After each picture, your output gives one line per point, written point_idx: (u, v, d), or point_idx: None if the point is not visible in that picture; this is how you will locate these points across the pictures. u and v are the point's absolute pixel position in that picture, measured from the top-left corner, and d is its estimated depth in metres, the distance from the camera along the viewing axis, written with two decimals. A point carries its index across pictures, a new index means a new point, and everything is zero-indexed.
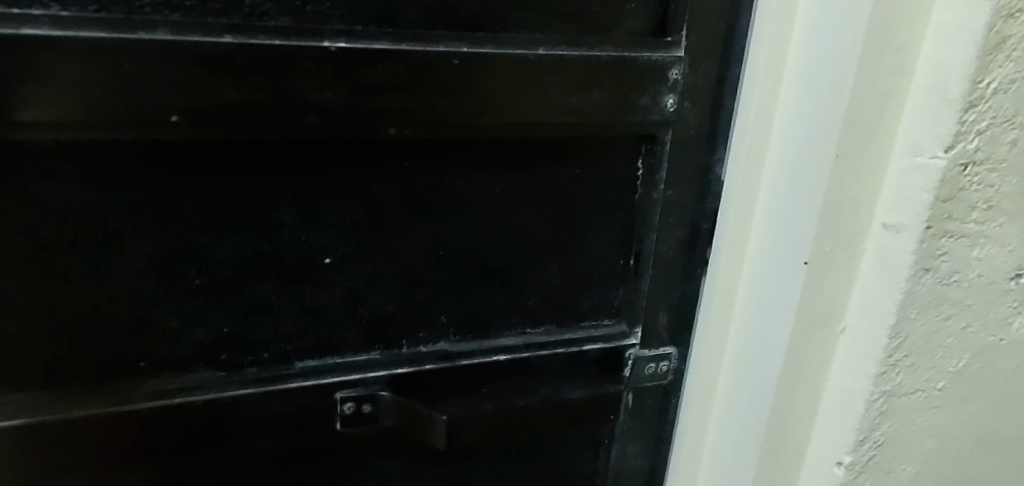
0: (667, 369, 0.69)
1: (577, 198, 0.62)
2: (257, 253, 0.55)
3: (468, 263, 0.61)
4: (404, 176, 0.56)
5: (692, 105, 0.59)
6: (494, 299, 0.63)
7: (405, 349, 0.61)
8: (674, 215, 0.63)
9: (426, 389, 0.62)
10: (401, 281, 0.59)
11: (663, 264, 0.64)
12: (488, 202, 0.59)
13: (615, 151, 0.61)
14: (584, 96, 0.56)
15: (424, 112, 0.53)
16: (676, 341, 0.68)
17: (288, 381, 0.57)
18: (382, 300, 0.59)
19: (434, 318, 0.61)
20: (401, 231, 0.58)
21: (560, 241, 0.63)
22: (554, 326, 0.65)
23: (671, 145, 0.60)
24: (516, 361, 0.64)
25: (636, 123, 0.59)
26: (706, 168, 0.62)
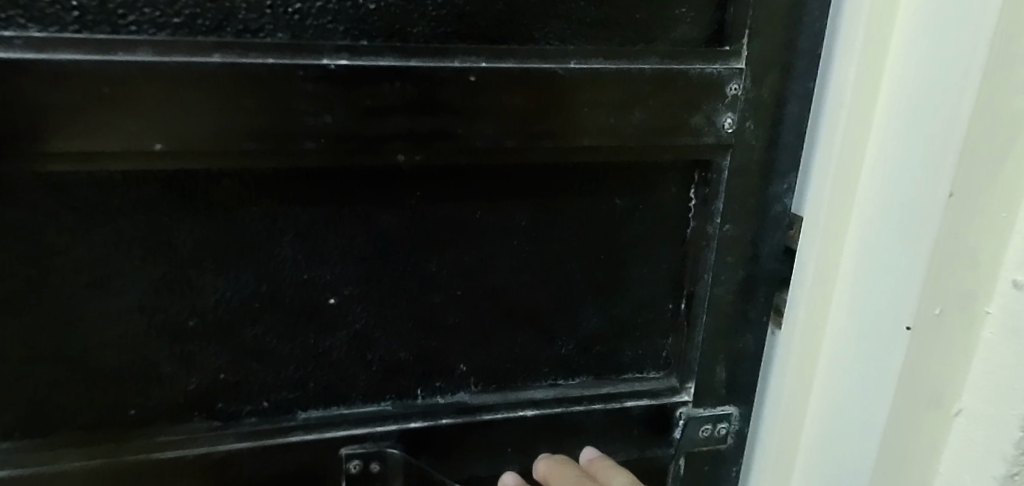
0: (726, 432, 0.59)
1: (621, 233, 0.54)
2: (256, 292, 0.49)
3: (492, 306, 0.54)
4: (419, 209, 0.49)
5: (755, 125, 0.51)
6: (522, 345, 0.55)
7: (420, 399, 0.54)
8: (735, 253, 0.54)
9: (444, 446, 0.55)
10: (415, 325, 0.53)
11: (721, 310, 0.55)
12: (515, 235, 0.52)
13: (660, 178, 0.53)
14: (624, 116, 0.48)
15: (436, 138, 0.46)
16: (737, 399, 0.58)
17: (288, 434, 0.52)
18: (394, 346, 0.53)
19: (454, 365, 0.55)
20: (415, 269, 0.51)
21: (599, 282, 0.55)
22: (591, 377, 0.57)
23: (728, 173, 0.52)
24: (546, 416, 0.56)
25: (687, 147, 0.50)
26: (773, 199, 0.53)
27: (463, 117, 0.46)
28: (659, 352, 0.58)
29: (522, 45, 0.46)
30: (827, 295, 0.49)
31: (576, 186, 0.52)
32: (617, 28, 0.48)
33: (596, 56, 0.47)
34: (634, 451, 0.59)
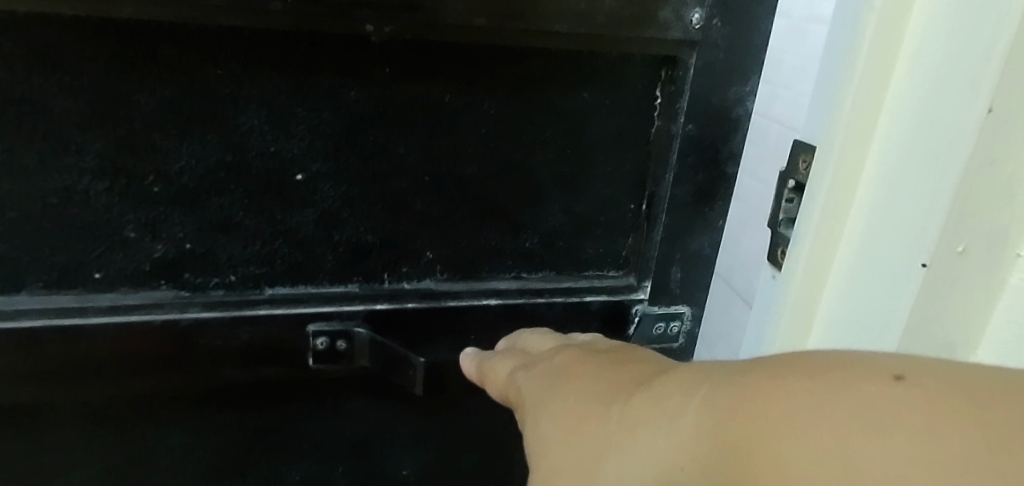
0: (678, 331, 0.62)
1: (588, 128, 0.55)
2: (221, 162, 0.49)
3: (459, 194, 0.54)
4: (390, 86, 0.50)
5: (721, 23, 0.52)
6: (488, 236, 0.56)
7: (386, 284, 0.56)
8: (694, 154, 0.56)
9: (409, 329, 0.57)
10: (383, 208, 0.53)
11: (677, 209, 0.57)
12: (484, 123, 0.53)
13: (628, 72, 0.53)
14: (593, 3, 0.49)
15: (407, 10, 0.47)
16: (689, 299, 0.61)
17: (255, 307, 0.53)
18: (362, 228, 0.54)
19: (420, 252, 0.55)
20: (384, 150, 0.52)
21: (565, 176, 0.56)
22: (554, 272, 0.59)
23: (694, 71, 0.53)
24: (509, 306, 0.58)
25: (655, 40, 0.52)
26: (735, 101, 0.55)
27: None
28: (621, 253, 0.59)
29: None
30: (827, 254, 0.42)
31: (546, 74, 0.52)
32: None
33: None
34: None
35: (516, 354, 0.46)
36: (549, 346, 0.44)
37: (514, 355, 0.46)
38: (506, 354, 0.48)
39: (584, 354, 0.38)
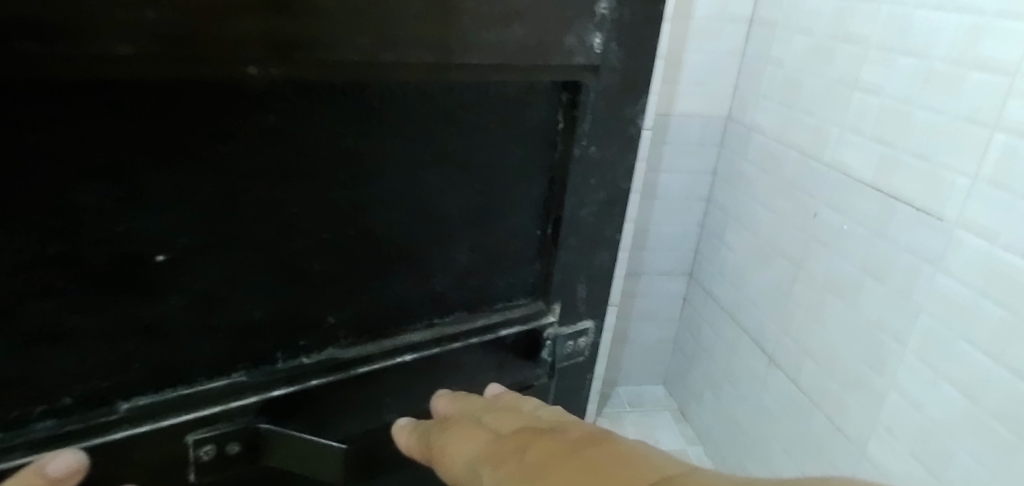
0: (585, 344, 0.63)
1: (494, 159, 0.51)
2: (42, 256, 0.37)
3: (361, 245, 0.48)
4: (270, 134, 0.41)
5: (618, 46, 0.50)
6: (397, 286, 0.51)
7: (281, 363, 0.47)
8: (596, 176, 0.54)
9: (316, 409, 0.49)
10: (274, 277, 0.45)
11: (582, 231, 0.56)
12: (387, 165, 0.46)
13: (527, 99, 0.50)
14: (503, 30, 0.44)
15: (286, 34, 0.38)
16: (593, 312, 0.62)
17: (110, 431, 0.41)
18: (248, 303, 0.45)
19: (320, 319, 0.48)
20: (271, 211, 0.43)
21: (473, 213, 0.52)
22: (465, 311, 0.55)
23: (595, 94, 0.51)
24: (425, 359, 0.53)
25: (559, 66, 0.48)
26: (631, 119, 0.54)
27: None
28: (527, 282, 0.57)
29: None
30: None
31: (449, 110, 0.47)
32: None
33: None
34: (505, 380, 0.59)
35: (469, 430, 0.41)
36: (515, 427, 0.39)
37: (468, 433, 0.41)
38: (460, 429, 0.42)
39: (564, 444, 0.32)
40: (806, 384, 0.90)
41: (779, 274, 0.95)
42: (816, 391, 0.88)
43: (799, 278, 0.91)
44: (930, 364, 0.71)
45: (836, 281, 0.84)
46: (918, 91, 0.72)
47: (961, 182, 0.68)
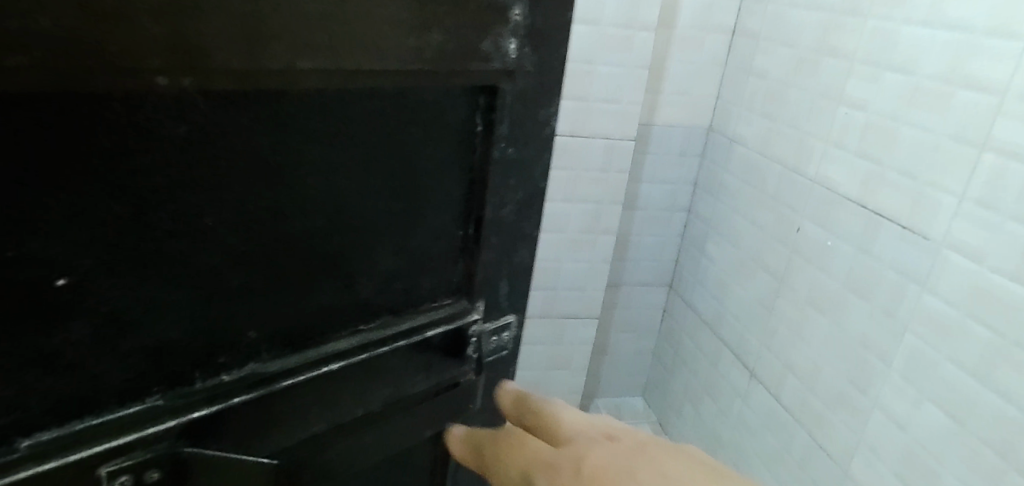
0: (508, 339, 0.67)
1: (415, 161, 0.52)
2: None
3: (283, 257, 0.48)
4: (182, 145, 0.41)
5: (533, 51, 0.53)
6: (323, 295, 0.52)
7: (200, 384, 0.47)
8: (514, 177, 0.57)
9: (239, 429, 0.49)
10: (190, 294, 0.45)
11: (502, 230, 0.59)
12: (312, 176, 0.47)
13: (447, 106, 0.52)
14: (423, 36, 0.46)
15: (215, 42, 0.38)
16: (515, 308, 0.66)
17: (14, 472, 0.40)
18: (168, 323, 0.45)
19: (241, 334, 0.49)
20: (188, 227, 0.43)
21: (396, 218, 0.53)
22: (391, 314, 0.57)
23: (512, 97, 0.53)
24: (353, 366, 0.54)
25: (478, 71, 0.50)
26: (546, 121, 0.57)
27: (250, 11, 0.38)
28: (449, 284, 0.60)
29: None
30: None
31: (372, 124, 0.49)
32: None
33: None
34: (433, 379, 0.61)
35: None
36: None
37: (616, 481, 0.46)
38: (597, 470, 0.47)
39: None
40: (863, 344, 1.18)
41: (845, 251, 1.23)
42: (874, 348, 1.16)
43: (864, 257, 1.19)
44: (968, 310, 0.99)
45: (899, 248, 1.11)
46: (949, 81, 1.03)
47: (980, 156, 0.98)
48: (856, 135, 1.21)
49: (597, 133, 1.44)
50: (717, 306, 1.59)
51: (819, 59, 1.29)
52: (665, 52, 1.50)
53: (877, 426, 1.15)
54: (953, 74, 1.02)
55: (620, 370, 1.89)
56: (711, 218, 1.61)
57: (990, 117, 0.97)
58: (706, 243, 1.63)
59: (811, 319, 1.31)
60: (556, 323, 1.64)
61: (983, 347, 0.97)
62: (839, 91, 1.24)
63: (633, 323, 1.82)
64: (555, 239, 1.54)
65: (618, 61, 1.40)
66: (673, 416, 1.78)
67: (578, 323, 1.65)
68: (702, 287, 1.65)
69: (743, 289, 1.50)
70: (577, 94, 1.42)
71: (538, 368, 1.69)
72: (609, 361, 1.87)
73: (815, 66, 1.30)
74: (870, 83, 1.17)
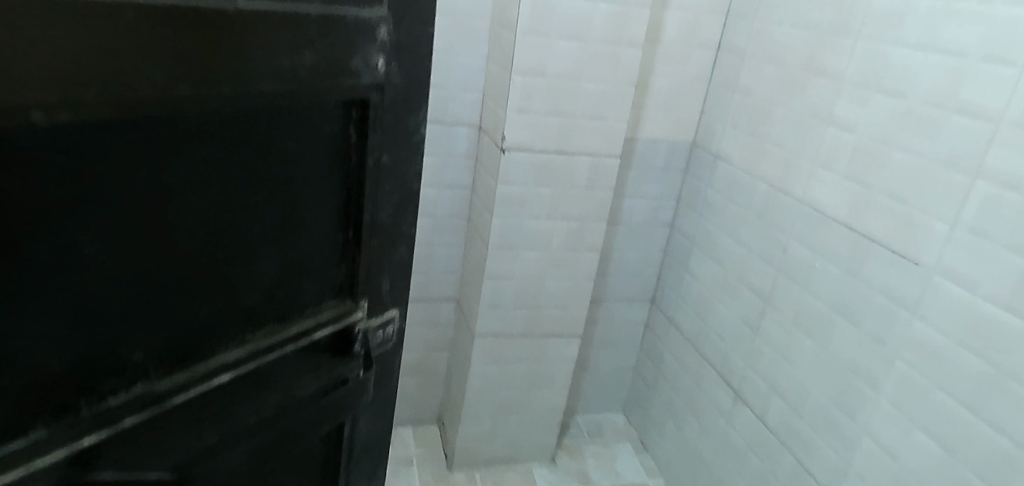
0: (391, 331, 0.82)
1: (289, 176, 0.63)
2: None
3: (166, 275, 0.57)
4: (58, 180, 0.48)
5: (398, 66, 0.66)
6: (207, 305, 0.61)
7: (86, 411, 0.54)
8: (389, 181, 0.72)
9: (129, 447, 0.57)
10: (70, 316, 0.52)
11: (382, 230, 0.73)
12: (189, 202, 0.56)
13: (322, 129, 0.64)
14: (296, 59, 0.55)
15: (103, 102, 0.46)
16: (396, 303, 0.81)
17: None
18: (48, 352, 0.52)
19: (126, 355, 0.57)
20: (74, 252, 0.51)
21: (276, 233, 0.64)
22: (276, 321, 0.68)
23: (377, 108, 0.66)
24: (240, 373, 0.64)
25: (350, 86, 0.61)
26: (411, 128, 0.71)
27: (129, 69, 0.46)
28: (334, 282, 0.73)
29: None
30: None
31: (246, 150, 0.59)
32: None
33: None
34: (323, 374, 0.73)
35: None
36: None
37: None
38: None
39: None
40: (851, 363, 1.17)
41: (834, 270, 1.21)
42: (863, 368, 1.15)
43: (855, 276, 1.17)
44: (965, 343, 0.98)
45: (891, 267, 1.10)
46: (947, 104, 1.01)
47: (981, 186, 0.97)
48: (845, 158, 1.19)
49: (581, 150, 1.42)
50: (701, 323, 1.58)
51: (808, 80, 1.27)
52: (651, 66, 1.51)
53: (863, 453, 1.14)
54: (946, 99, 1.02)
55: (599, 389, 1.90)
56: (693, 233, 1.62)
57: (983, 146, 0.97)
58: (689, 259, 1.63)
59: (798, 341, 1.29)
60: (538, 342, 1.62)
61: (977, 378, 0.96)
62: (828, 112, 1.23)
63: (613, 338, 1.82)
64: (539, 258, 1.52)
65: (607, 77, 1.37)
66: (652, 434, 1.80)
67: (560, 341, 1.64)
68: (684, 303, 1.65)
69: (727, 307, 1.49)
70: (565, 111, 1.37)
71: (518, 389, 1.66)
72: (589, 380, 1.88)
73: (802, 86, 1.29)
74: (859, 106, 1.16)
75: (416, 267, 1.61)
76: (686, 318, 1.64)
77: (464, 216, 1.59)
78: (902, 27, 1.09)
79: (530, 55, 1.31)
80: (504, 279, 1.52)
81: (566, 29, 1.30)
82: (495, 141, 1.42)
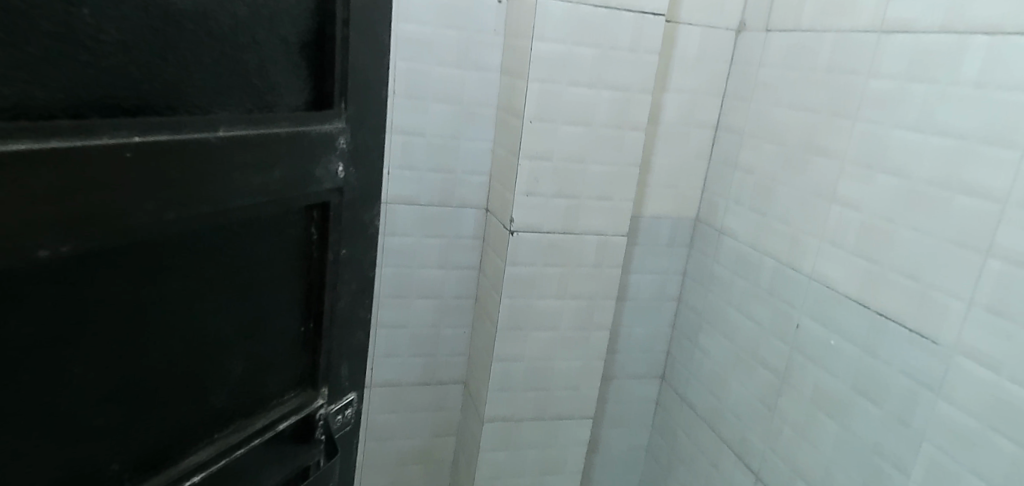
0: (349, 414, 0.91)
1: (255, 282, 0.74)
2: None
3: (146, 385, 0.64)
4: (57, 310, 0.55)
5: (354, 170, 0.79)
6: (181, 407, 0.69)
7: None
8: (346, 272, 0.83)
9: None
10: (61, 435, 0.58)
11: (339, 320, 0.85)
12: (167, 321, 0.64)
13: (285, 234, 0.75)
14: (266, 176, 0.66)
15: (105, 232, 0.54)
16: (353, 386, 0.91)
17: None
18: (40, 474, 0.58)
19: (107, 465, 0.63)
20: (69, 377, 0.58)
21: (243, 334, 0.74)
22: (243, 416, 0.76)
23: (338, 207, 0.78)
24: (213, 472, 0.71)
25: (314, 191, 0.73)
26: (365, 223, 0.84)
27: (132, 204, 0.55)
28: (295, 369, 0.82)
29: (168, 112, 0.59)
30: None
31: (221, 262, 0.68)
32: (259, 92, 0.67)
33: (242, 122, 0.64)
34: (289, 463, 0.81)
35: None
36: None
37: None
38: None
39: None
40: (874, 447, 1.13)
41: (852, 351, 1.18)
42: (888, 450, 1.11)
43: (870, 357, 1.15)
44: (997, 426, 0.95)
45: (908, 346, 1.08)
46: (948, 181, 1.03)
47: (992, 264, 0.96)
48: (851, 235, 1.19)
49: (586, 230, 1.44)
50: (715, 401, 1.54)
51: (809, 159, 1.29)
52: (653, 147, 1.54)
53: None
54: (948, 179, 1.03)
55: (612, 473, 1.84)
56: (701, 309, 1.61)
57: (991, 226, 0.97)
58: (698, 335, 1.61)
59: (817, 421, 1.25)
60: (549, 425, 1.59)
61: (1010, 462, 0.93)
62: (832, 190, 1.23)
63: (624, 418, 1.78)
64: (548, 338, 1.51)
65: (610, 160, 1.40)
66: None
67: (571, 424, 1.60)
68: (695, 381, 1.62)
69: (738, 386, 1.47)
70: (571, 192, 1.40)
71: (530, 473, 1.62)
72: (601, 464, 1.82)
73: (805, 165, 1.30)
74: (861, 184, 1.17)
75: (375, 349, 1.56)
76: (699, 396, 1.60)
77: (471, 296, 1.60)
78: (897, 108, 1.11)
79: (536, 141, 1.34)
80: (513, 360, 1.50)
81: (570, 114, 1.34)
82: (502, 223, 1.44)
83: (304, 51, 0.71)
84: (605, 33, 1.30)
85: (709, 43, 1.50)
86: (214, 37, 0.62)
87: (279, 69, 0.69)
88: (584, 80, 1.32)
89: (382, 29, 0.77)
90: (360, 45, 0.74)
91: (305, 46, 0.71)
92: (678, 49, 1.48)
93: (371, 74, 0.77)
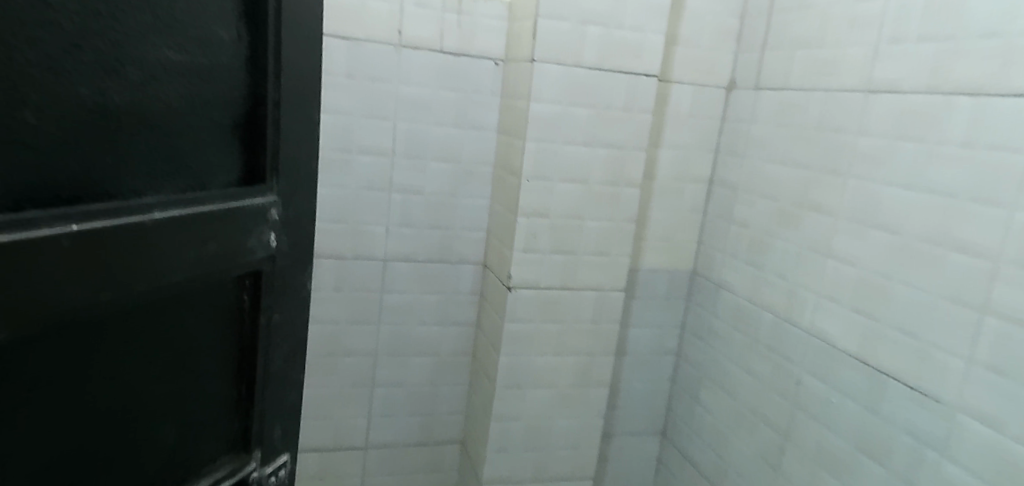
0: (282, 473, 0.95)
1: (188, 348, 0.79)
2: None
3: (77, 448, 0.69)
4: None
5: (286, 237, 0.85)
6: (112, 467, 0.74)
7: None
8: (280, 337, 0.88)
9: None
10: None
11: (275, 380, 0.89)
12: (101, 386, 0.70)
13: (217, 304, 0.81)
14: (200, 251, 0.72)
15: (50, 314, 0.59)
16: (287, 447, 0.95)
17: None
18: None
19: None
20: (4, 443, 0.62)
21: (174, 398, 0.79)
22: (176, 477, 0.80)
23: (272, 273, 0.84)
24: None
25: (248, 260, 0.79)
26: (300, 287, 0.90)
27: (71, 289, 0.60)
28: (227, 434, 0.87)
29: (103, 196, 0.66)
30: None
31: (150, 333, 0.74)
32: (192, 174, 0.75)
33: (177, 203, 0.70)
34: None
35: None
36: None
37: None
38: None
39: None
40: None
41: (854, 409, 1.17)
42: None
43: (871, 414, 1.14)
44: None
45: (908, 402, 1.07)
46: (941, 238, 1.04)
47: (988, 321, 0.97)
48: (848, 290, 1.19)
49: (585, 285, 1.44)
50: (716, 459, 1.52)
51: (802, 215, 1.31)
52: (648, 202, 1.56)
53: None
54: (941, 236, 1.04)
55: None
56: (701, 363, 1.60)
57: (985, 283, 0.97)
58: (699, 390, 1.60)
59: (821, 480, 1.23)
60: None
61: None
62: (827, 246, 1.24)
63: (625, 477, 1.75)
64: (547, 395, 1.49)
65: (608, 216, 1.42)
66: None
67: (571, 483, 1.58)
68: (697, 438, 1.60)
69: (739, 443, 1.45)
70: (568, 248, 1.41)
71: None
72: None
73: (799, 221, 1.31)
74: (856, 240, 1.18)
75: (303, 410, 1.49)
76: (701, 453, 1.58)
77: (468, 352, 1.59)
78: (886, 167, 1.13)
79: (534, 199, 1.36)
80: (512, 418, 1.49)
81: (567, 171, 1.36)
82: (501, 280, 1.44)
83: (237, 131, 0.79)
84: (598, 95, 1.34)
85: (701, 101, 1.53)
86: (151, 127, 0.70)
87: (213, 151, 0.77)
88: (579, 138, 1.35)
89: (312, 109, 0.86)
90: (290, 126, 0.83)
91: (236, 127, 0.79)
92: (671, 107, 1.52)
93: (300, 151, 0.85)
